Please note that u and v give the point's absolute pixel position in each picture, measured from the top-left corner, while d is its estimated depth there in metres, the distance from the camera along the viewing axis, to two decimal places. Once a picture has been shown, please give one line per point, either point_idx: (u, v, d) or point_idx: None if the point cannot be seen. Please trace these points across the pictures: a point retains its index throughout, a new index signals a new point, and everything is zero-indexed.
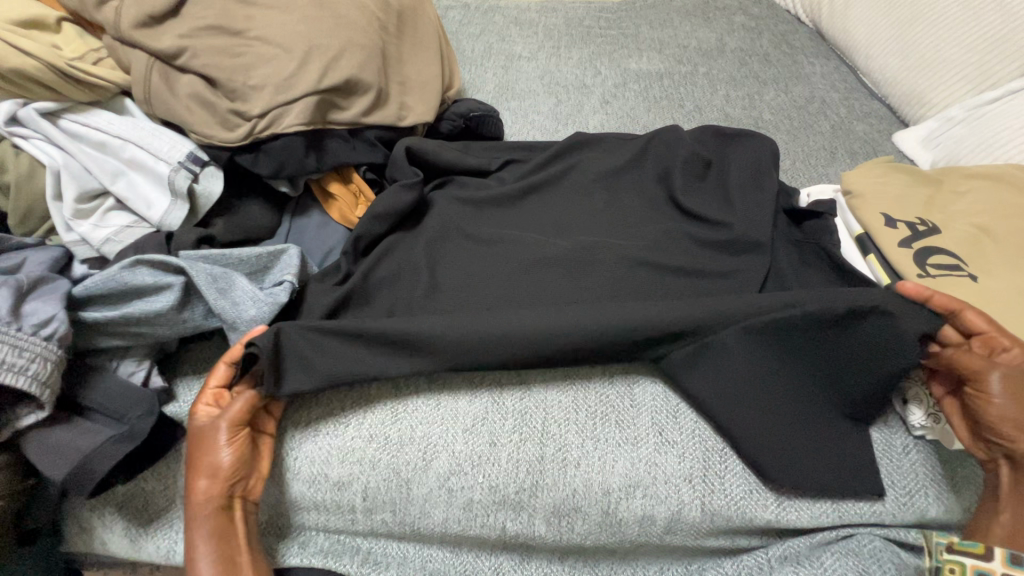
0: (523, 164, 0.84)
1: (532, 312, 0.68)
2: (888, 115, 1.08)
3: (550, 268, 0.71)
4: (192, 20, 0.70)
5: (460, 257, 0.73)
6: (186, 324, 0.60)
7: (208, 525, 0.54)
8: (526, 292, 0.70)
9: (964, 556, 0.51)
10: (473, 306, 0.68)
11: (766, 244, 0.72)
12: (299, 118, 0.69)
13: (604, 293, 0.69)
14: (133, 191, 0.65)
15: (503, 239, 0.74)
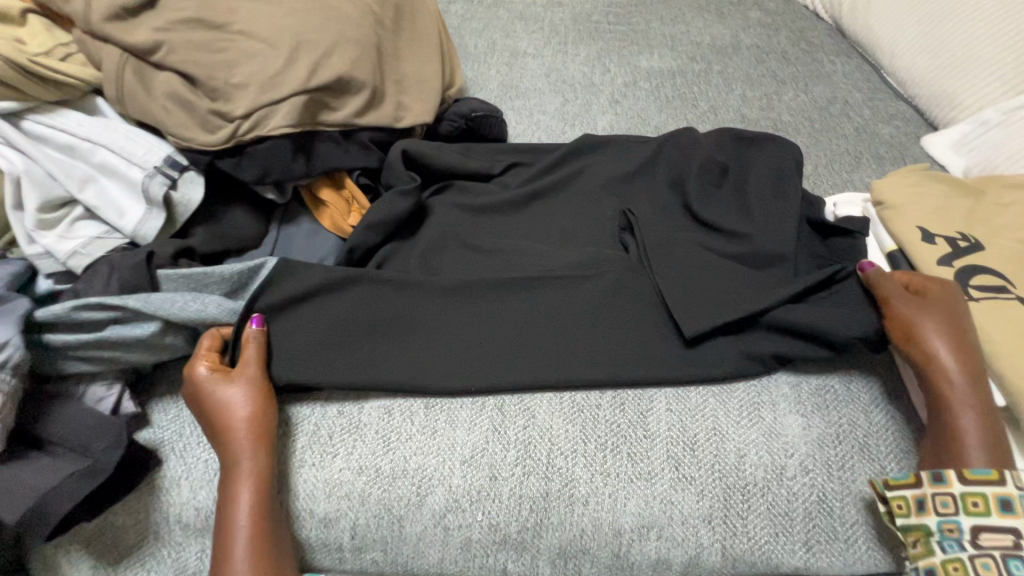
0: (528, 168, 0.78)
1: (534, 331, 0.62)
2: (914, 117, 1.02)
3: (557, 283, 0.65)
4: (170, 12, 0.65)
5: (460, 270, 0.68)
6: (162, 347, 0.55)
7: (256, 480, 0.52)
8: (531, 312, 0.63)
9: (983, 486, 0.50)
10: (471, 326, 0.62)
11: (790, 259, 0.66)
12: (287, 120, 0.64)
13: (617, 314, 0.63)
14: (104, 199, 0.60)
15: (507, 250, 0.69)
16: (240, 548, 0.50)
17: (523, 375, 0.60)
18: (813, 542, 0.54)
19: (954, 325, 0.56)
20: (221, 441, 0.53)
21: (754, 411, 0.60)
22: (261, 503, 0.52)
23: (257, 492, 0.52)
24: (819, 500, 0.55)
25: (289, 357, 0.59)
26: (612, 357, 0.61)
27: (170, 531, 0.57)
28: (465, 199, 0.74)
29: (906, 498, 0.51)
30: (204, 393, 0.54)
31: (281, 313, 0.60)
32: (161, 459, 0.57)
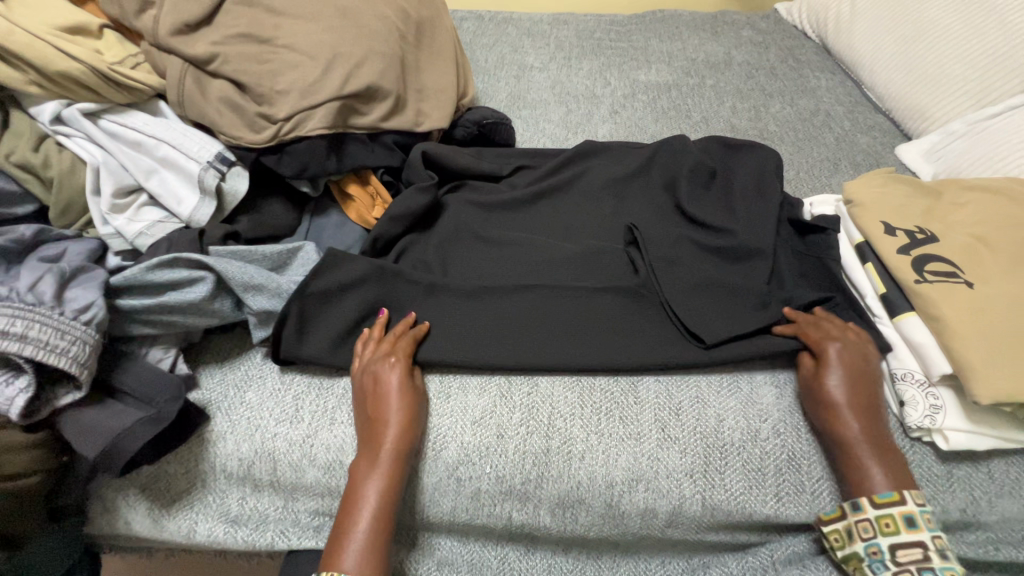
0: (534, 170, 0.87)
1: (541, 311, 0.70)
2: (891, 128, 1.11)
3: (561, 274, 0.74)
4: (224, 28, 0.74)
5: (470, 257, 0.77)
6: (216, 314, 0.64)
7: (387, 471, 0.58)
8: (536, 304, 0.70)
9: (891, 507, 0.55)
10: (486, 315, 0.70)
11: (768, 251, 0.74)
12: (322, 122, 0.73)
13: (616, 305, 0.71)
14: (165, 188, 0.69)
15: (513, 241, 0.77)
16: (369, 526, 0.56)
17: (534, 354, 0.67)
18: (782, 494, 0.61)
19: (855, 373, 0.62)
20: (375, 425, 0.60)
21: (733, 383, 0.68)
22: (389, 490, 0.58)
23: (384, 479, 0.58)
24: (788, 457, 0.63)
25: (324, 340, 0.66)
26: (612, 342, 0.68)
27: (217, 479, 0.64)
28: (478, 196, 0.83)
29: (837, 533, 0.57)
30: (377, 391, 0.62)
31: (319, 303, 0.68)
32: (209, 415, 0.65)
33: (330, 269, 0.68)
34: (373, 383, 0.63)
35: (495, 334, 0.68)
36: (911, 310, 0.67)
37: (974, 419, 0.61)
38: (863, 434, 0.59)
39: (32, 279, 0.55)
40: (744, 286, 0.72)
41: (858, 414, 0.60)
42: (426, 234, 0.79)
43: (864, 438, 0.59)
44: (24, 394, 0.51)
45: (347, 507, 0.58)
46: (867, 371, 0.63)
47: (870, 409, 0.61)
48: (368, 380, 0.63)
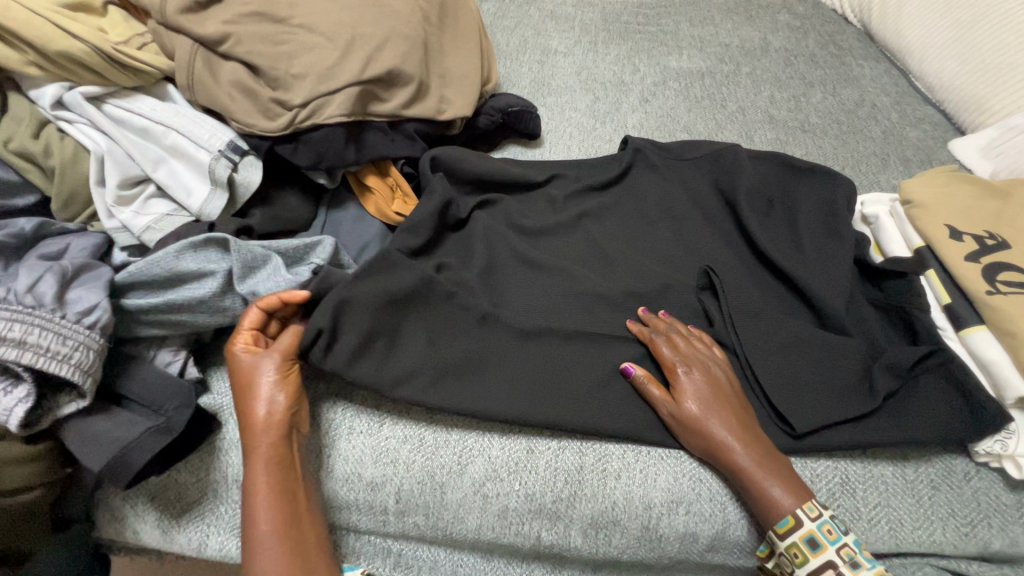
0: (576, 181, 0.81)
1: (586, 334, 0.65)
2: (942, 121, 1.04)
3: (620, 317, 0.68)
4: (236, 6, 0.69)
5: (515, 285, 0.70)
6: (228, 314, 0.60)
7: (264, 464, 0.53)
8: (596, 357, 0.64)
9: None
10: (537, 356, 0.64)
11: (827, 277, 0.69)
12: (340, 109, 0.68)
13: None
14: (174, 179, 0.65)
15: (564, 268, 0.71)
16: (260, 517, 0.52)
17: (583, 393, 0.61)
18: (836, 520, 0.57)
19: (713, 392, 0.59)
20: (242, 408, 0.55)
21: None
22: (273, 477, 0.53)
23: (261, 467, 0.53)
24: (841, 482, 0.58)
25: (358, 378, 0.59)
26: None
27: (229, 490, 0.61)
28: (521, 217, 0.77)
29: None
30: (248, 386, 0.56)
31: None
32: (221, 422, 0.61)
33: None
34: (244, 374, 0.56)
35: (546, 374, 0.62)
36: (981, 324, 0.62)
37: None
38: (724, 428, 0.56)
39: (31, 279, 0.51)
40: (837, 346, 0.63)
41: (735, 432, 0.56)
42: (460, 247, 0.74)
43: (741, 443, 0.56)
44: (23, 405, 0.48)
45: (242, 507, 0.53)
46: (726, 394, 0.59)
47: (744, 416, 0.58)
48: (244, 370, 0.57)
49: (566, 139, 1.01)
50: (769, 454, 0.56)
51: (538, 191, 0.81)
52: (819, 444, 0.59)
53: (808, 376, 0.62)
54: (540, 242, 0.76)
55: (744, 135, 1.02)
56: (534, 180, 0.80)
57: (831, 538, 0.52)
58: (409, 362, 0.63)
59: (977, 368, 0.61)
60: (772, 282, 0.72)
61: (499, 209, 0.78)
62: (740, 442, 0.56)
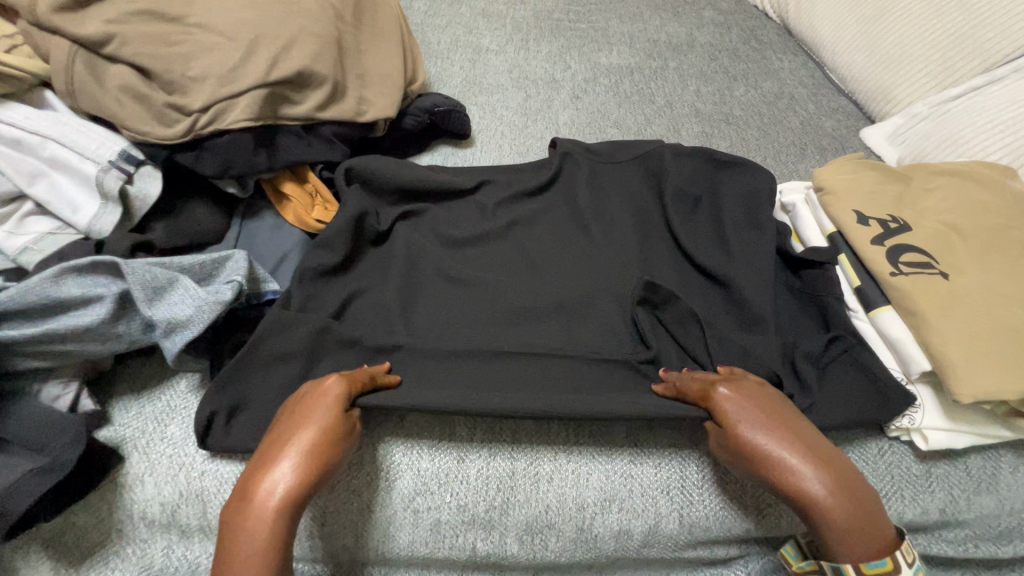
0: (506, 187, 0.80)
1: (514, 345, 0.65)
2: (855, 111, 1.09)
3: (551, 328, 0.68)
4: (123, 5, 0.64)
5: (440, 304, 0.69)
6: (122, 339, 0.55)
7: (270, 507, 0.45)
8: (523, 377, 0.63)
9: None
10: (465, 373, 0.63)
11: (748, 267, 0.71)
12: (246, 113, 0.65)
13: (612, 382, 0.64)
14: (56, 194, 0.59)
15: (490, 285, 0.71)
16: (270, 520, 0.45)
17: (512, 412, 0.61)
18: (766, 508, 0.59)
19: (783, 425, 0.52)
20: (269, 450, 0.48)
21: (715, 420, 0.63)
22: (303, 471, 0.47)
23: (266, 460, 0.47)
24: None
25: (260, 426, 0.57)
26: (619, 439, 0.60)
27: (135, 527, 0.57)
28: (448, 225, 0.76)
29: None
30: (302, 401, 0.52)
31: (246, 368, 0.59)
32: (124, 456, 0.56)
33: (279, 331, 0.60)
34: (307, 394, 0.52)
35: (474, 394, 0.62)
36: (887, 305, 0.64)
37: (961, 418, 0.59)
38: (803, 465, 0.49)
39: None
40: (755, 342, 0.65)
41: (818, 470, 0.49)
42: (382, 260, 0.72)
43: (831, 490, 0.48)
44: None
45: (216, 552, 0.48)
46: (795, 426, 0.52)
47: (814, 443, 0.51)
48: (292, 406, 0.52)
49: (498, 138, 1.00)
50: (861, 493, 0.49)
51: (466, 196, 0.79)
52: None
53: None
54: (469, 251, 0.75)
55: (672, 129, 1.04)
56: (461, 183, 0.78)
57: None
58: None
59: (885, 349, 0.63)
60: (698, 276, 0.73)
61: (425, 220, 0.77)
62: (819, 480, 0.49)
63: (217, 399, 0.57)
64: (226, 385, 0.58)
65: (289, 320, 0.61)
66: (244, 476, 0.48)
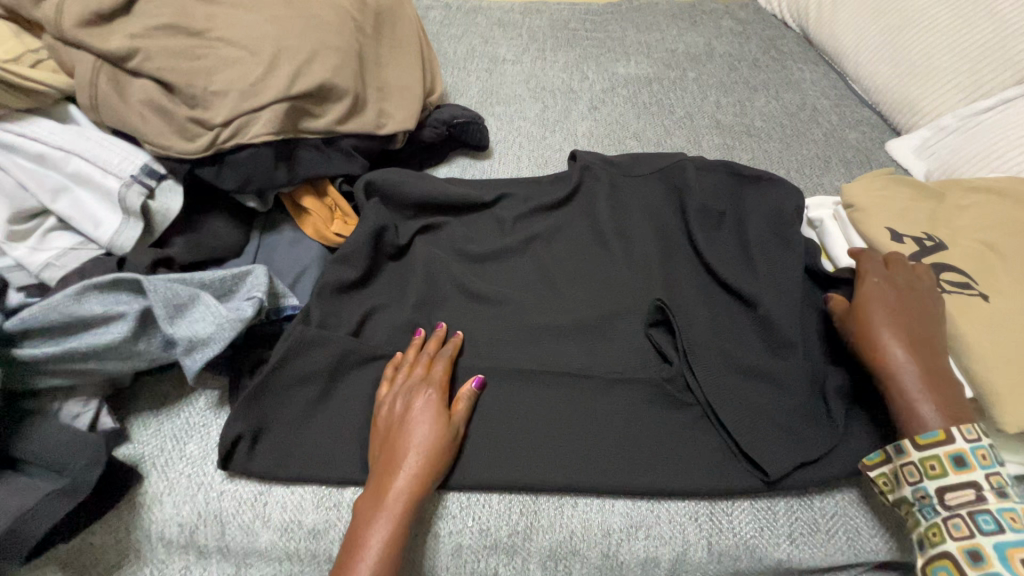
0: (526, 202, 0.79)
1: (536, 365, 0.65)
2: (879, 123, 1.07)
3: (573, 347, 0.67)
4: (146, 19, 0.63)
5: (460, 321, 0.68)
6: (143, 357, 0.54)
7: (398, 508, 0.52)
8: (545, 397, 0.62)
9: None
10: (488, 395, 0.62)
11: (775, 286, 0.69)
12: (267, 127, 0.64)
13: (636, 402, 0.63)
14: (78, 210, 0.59)
15: (511, 301, 0.70)
16: (396, 520, 0.51)
17: (537, 434, 0.60)
18: (795, 535, 0.57)
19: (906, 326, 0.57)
20: (390, 457, 0.54)
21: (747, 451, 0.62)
22: (421, 477, 0.53)
23: (377, 497, 0.52)
24: (799, 509, 0.59)
25: (281, 451, 0.57)
26: (647, 463, 0.59)
27: (153, 548, 0.56)
28: (466, 241, 0.75)
29: (950, 561, 0.48)
30: (395, 430, 0.56)
31: (266, 391, 0.58)
32: (143, 475, 0.56)
33: (298, 352, 0.60)
34: (396, 421, 0.57)
35: (498, 413, 0.61)
36: None
37: (1001, 447, 0.57)
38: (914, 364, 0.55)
39: None
40: (782, 368, 0.64)
41: (910, 352, 0.55)
42: (401, 275, 0.72)
43: (916, 358, 0.55)
44: None
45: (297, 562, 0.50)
46: (921, 330, 0.57)
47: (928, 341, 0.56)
48: (397, 413, 0.57)
49: (516, 150, 0.99)
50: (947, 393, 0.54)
51: (486, 211, 0.79)
52: (785, 486, 0.58)
53: (761, 413, 0.61)
54: (487, 268, 0.74)
55: (692, 141, 1.02)
56: (481, 199, 0.78)
57: (984, 463, 0.50)
58: (352, 409, 0.60)
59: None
60: (723, 294, 0.71)
61: (443, 234, 0.76)
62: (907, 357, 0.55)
63: (238, 423, 0.56)
64: (246, 410, 0.57)
65: (308, 339, 0.60)
66: (357, 508, 0.53)
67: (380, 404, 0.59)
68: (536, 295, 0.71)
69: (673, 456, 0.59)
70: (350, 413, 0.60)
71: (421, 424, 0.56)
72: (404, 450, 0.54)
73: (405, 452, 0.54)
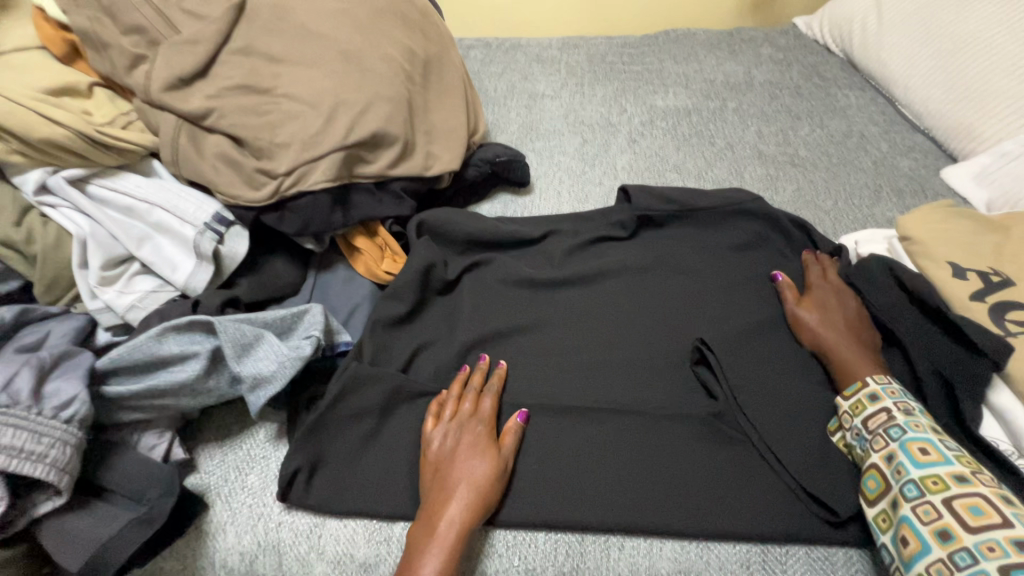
0: (569, 238, 0.80)
1: (579, 401, 0.65)
2: (932, 149, 1.03)
3: (615, 383, 0.67)
4: (221, 80, 0.70)
5: (505, 356, 0.70)
6: (212, 393, 0.58)
7: (450, 540, 0.53)
8: (589, 434, 0.63)
9: None
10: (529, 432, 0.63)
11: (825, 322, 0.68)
12: (325, 175, 0.69)
13: (684, 439, 0.62)
14: (159, 255, 0.64)
15: (554, 336, 0.71)
16: (448, 551, 0.52)
17: (582, 472, 0.60)
18: None
19: (826, 321, 0.67)
20: (440, 490, 0.56)
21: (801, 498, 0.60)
22: (471, 508, 0.55)
23: (433, 528, 0.53)
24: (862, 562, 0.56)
25: (335, 484, 0.59)
26: (695, 505, 0.58)
27: None
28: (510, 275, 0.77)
29: (876, 469, 0.55)
30: (446, 464, 0.58)
31: (322, 426, 0.61)
32: (208, 504, 0.59)
33: (352, 390, 0.62)
34: (446, 454, 0.59)
35: (543, 450, 0.62)
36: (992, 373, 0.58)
37: None
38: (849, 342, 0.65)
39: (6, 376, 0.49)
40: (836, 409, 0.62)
41: (842, 335, 0.66)
42: (447, 311, 0.74)
43: (845, 341, 0.65)
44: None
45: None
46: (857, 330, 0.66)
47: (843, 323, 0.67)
48: (448, 445, 0.59)
49: (556, 185, 1.01)
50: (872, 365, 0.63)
51: (529, 247, 0.81)
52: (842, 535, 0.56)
53: (815, 457, 0.60)
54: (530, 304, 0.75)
55: (734, 171, 1.02)
56: (524, 233, 0.80)
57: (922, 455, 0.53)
58: (402, 443, 0.63)
59: (978, 408, 0.58)
60: (769, 331, 0.71)
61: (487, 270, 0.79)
62: (844, 343, 0.65)
63: (296, 456, 0.59)
64: (303, 444, 0.60)
65: (361, 375, 0.63)
66: (412, 541, 0.54)
67: (429, 438, 0.60)
68: (579, 329, 0.72)
69: (725, 496, 0.58)
70: (400, 445, 0.62)
71: (472, 456, 0.58)
72: (455, 482, 0.56)
73: (456, 483, 0.56)
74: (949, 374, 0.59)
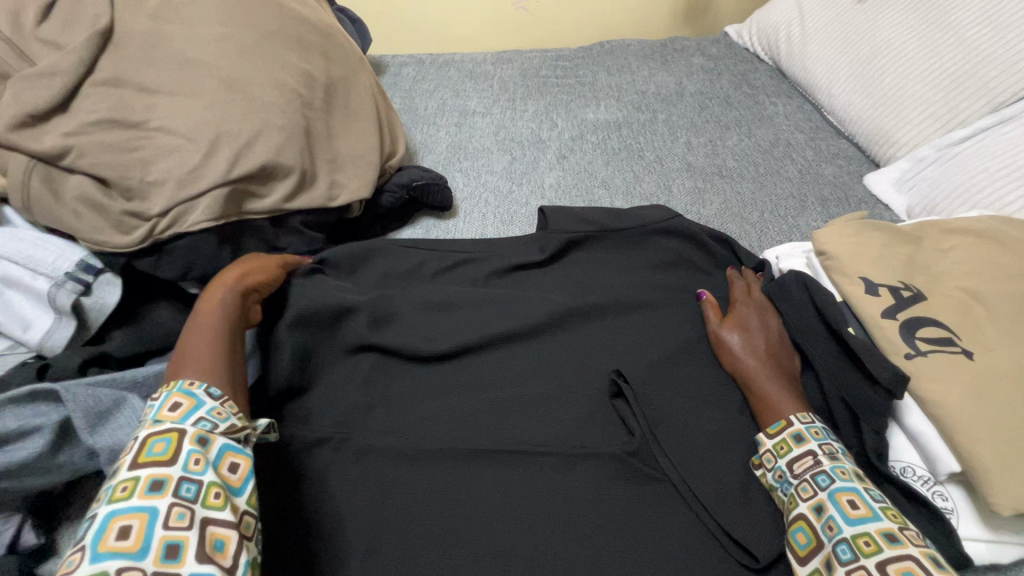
0: (486, 264, 0.76)
1: (489, 444, 0.60)
2: (857, 154, 1.03)
3: (529, 420, 0.62)
4: (83, 115, 0.63)
5: (412, 398, 0.64)
6: (61, 469, 0.52)
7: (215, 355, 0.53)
8: (499, 480, 0.58)
9: None
10: (432, 485, 0.57)
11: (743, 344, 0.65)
12: (205, 215, 0.64)
13: (599, 479, 0.58)
14: (7, 313, 0.58)
15: (466, 374, 0.66)
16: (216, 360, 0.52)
17: (489, 525, 0.55)
18: None
19: (751, 345, 0.64)
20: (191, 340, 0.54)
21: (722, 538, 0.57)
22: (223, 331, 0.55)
23: (213, 338, 0.53)
24: None
25: None
26: (609, 554, 0.53)
27: None
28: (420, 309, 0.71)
29: (805, 521, 0.50)
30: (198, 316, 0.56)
31: None
32: None
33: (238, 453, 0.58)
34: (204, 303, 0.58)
35: (448, 503, 0.56)
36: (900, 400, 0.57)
37: (1000, 526, 0.52)
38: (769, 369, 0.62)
39: None
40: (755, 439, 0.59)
41: (763, 361, 0.63)
42: None
43: (766, 367, 0.62)
44: None
45: (185, 400, 0.45)
46: (777, 358, 0.64)
47: (767, 348, 0.64)
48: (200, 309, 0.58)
49: (481, 207, 0.97)
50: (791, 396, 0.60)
51: (442, 277, 0.76)
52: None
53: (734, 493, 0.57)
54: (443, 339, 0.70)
55: (663, 185, 0.99)
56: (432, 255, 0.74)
57: (852, 510, 0.48)
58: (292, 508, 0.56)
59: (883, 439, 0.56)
60: (690, 356, 0.68)
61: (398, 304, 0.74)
62: (766, 370, 0.62)
63: None
64: None
65: None
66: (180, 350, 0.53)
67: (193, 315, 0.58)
68: (493, 363, 0.67)
69: (640, 541, 0.54)
70: (288, 507, 0.56)
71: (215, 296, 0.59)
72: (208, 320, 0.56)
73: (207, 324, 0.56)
74: (854, 406, 0.57)
